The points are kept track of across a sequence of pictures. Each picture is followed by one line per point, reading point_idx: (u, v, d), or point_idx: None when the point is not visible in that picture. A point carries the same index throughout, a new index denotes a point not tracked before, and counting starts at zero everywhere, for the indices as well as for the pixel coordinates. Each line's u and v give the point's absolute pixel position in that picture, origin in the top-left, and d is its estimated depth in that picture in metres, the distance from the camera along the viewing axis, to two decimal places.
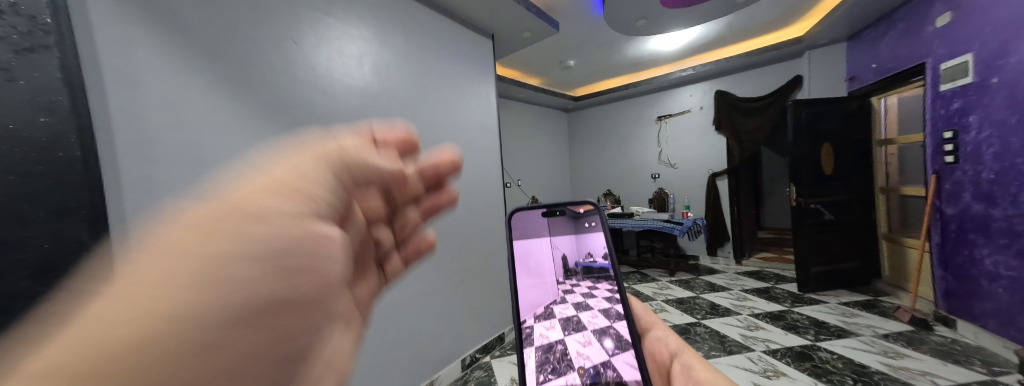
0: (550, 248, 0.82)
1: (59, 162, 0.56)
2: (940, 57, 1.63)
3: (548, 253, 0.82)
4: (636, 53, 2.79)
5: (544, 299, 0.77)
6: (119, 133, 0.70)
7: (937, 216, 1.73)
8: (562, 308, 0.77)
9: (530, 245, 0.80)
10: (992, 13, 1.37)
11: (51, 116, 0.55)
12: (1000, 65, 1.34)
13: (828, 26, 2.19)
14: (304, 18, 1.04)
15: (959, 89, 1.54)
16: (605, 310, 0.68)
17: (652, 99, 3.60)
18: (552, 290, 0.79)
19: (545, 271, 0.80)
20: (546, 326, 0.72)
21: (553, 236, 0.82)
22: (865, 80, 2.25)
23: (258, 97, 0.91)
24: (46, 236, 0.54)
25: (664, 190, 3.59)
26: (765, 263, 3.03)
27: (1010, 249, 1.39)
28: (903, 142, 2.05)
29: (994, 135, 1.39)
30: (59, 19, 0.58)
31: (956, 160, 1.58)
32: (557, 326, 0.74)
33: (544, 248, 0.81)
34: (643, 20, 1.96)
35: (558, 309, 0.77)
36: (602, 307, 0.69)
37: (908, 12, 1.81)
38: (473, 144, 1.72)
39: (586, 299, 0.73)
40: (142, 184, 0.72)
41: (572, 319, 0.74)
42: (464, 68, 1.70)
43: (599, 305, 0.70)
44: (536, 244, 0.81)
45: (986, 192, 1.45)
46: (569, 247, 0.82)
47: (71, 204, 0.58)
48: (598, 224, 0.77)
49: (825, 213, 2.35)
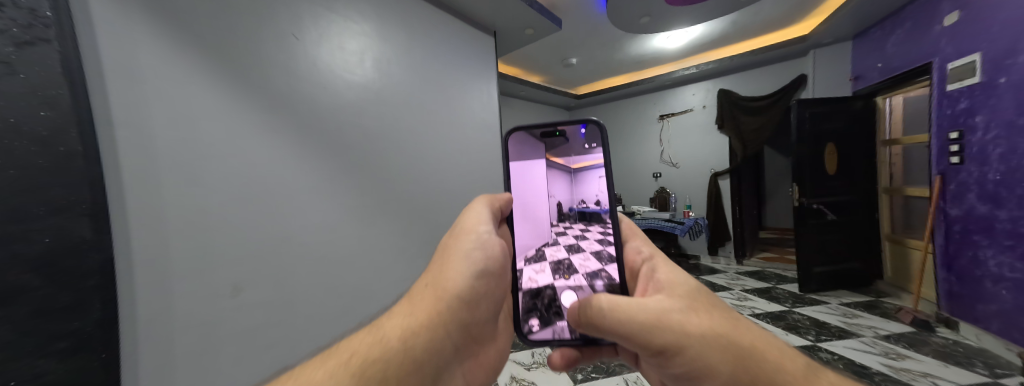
0: (546, 195, 0.77)
1: (58, 156, 0.57)
2: (948, 56, 1.61)
3: (543, 200, 0.77)
4: (639, 52, 2.78)
5: (535, 241, 0.74)
6: (119, 128, 0.69)
7: (940, 217, 1.71)
8: (553, 251, 0.74)
9: (528, 175, 0.77)
10: (1001, 12, 1.35)
11: (51, 109, 0.57)
12: (1009, 65, 1.33)
13: (833, 25, 2.17)
14: (305, 13, 1.04)
15: (965, 89, 1.52)
16: (597, 253, 0.69)
17: (655, 97, 3.58)
18: (544, 232, 0.76)
19: (540, 215, 0.76)
20: (535, 270, 0.69)
21: (549, 184, 0.78)
22: (870, 79, 2.23)
23: (257, 92, 0.92)
24: (49, 229, 0.56)
25: (665, 190, 3.57)
26: (765, 263, 3.02)
27: (1015, 251, 1.38)
28: (907, 142, 2.03)
29: (1001, 136, 1.38)
30: (59, 13, 0.60)
31: (961, 160, 1.57)
32: (547, 269, 0.71)
33: (539, 191, 0.77)
34: (647, 18, 1.95)
35: (550, 251, 0.74)
36: (594, 250, 0.70)
37: (915, 11, 1.79)
38: (475, 141, 1.73)
39: (578, 242, 0.73)
40: (143, 179, 0.71)
41: (563, 262, 0.72)
42: (465, 64, 1.69)
43: (591, 248, 0.71)
44: (532, 178, 0.77)
45: (991, 193, 1.44)
46: (565, 194, 0.78)
47: (72, 199, 0.59)
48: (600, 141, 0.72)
49: (828, 213, 2.34)
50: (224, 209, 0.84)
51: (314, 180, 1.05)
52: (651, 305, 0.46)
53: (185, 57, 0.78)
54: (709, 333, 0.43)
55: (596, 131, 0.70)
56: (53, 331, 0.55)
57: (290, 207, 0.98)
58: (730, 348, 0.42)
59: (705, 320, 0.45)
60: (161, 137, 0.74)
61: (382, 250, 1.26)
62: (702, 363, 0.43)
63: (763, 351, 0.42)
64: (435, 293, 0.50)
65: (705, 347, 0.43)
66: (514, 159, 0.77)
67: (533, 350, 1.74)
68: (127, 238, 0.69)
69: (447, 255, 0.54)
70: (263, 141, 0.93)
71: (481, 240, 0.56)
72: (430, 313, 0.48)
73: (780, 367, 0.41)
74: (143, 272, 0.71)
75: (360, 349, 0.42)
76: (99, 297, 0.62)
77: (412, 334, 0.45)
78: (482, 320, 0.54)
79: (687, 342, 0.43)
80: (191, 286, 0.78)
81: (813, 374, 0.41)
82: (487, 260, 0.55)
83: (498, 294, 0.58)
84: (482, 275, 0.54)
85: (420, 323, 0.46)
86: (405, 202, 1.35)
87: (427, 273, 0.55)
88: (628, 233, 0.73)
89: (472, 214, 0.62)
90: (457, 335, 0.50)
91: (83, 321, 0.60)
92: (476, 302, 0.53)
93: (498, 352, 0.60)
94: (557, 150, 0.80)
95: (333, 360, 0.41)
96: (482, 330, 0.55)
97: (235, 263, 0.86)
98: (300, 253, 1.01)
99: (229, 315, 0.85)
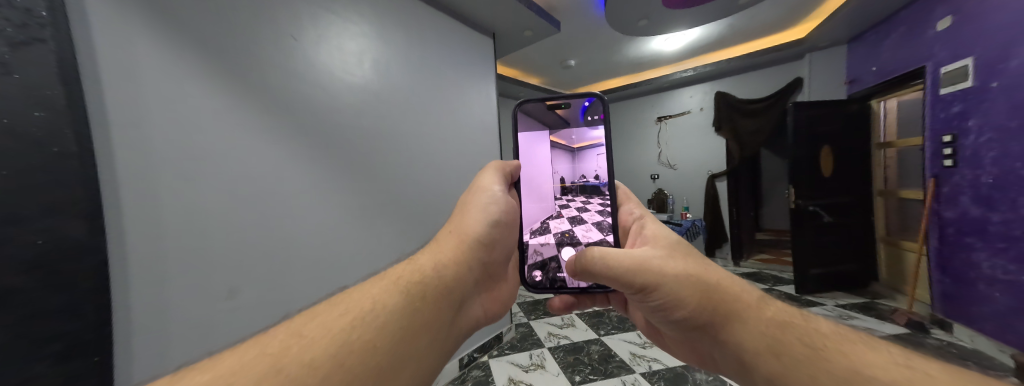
0: (551, 171, 0.96)
1: (53, 156, 0.57)
2: (941, 60, 1.63)
3: (550, 176, 0.95)
4: (637, 54, 2.79)
5: (542, 214, 0.91)
6: (115, 129, 0.68)
7: (934, 219, 1.73)
8: (557, 223, 0.90)
9: (536, 152, 0.94)
10: (993, 17, 1.37)
11: (45, 110, 0.57)
12: (1001, 69, 1.35)
13: (829, 28, 2.19)
14: (304, 15, 1.04)
15: (959, 93, 1.54)
16: (598, 224, 0.86)
17: (653, 99, 3.59)
18: (550, 206, 0.92)
19: (546, 191, 0.93)
20: (540, 243, 0.85)
21: (554, 164, 0.97)
22: (865, 82, 2.26)
23: (257, 92, 0.92)
24: (43, 231, 0.55)
25: (663, 191, 3.59)
26: (762, 264, 3.03)
27: (1008, 253, 1.39)
28: (902, 145, 2.04)
29: (994, 139, 1.39)
30: (54, 12, 0.60)
31: (954, 163, 1.58)
32: (552, 241, 0.87)
33: (545, 167, 0.95)
34: (645, 20, 1.96)
35: (554, 224, 0.90)
36: (595, 222, 0.86)
37: (909, 15, 1.81)
38: (473, 142, 1.72)
39: (580, 214, 0.89)
40: (139, 180, 0.71)
41: (567, 232, 0.88)
42: (464, 66, 1.69)
43: (593, 219, 0.87)
44: (540, 154, 0.95)
45: (985, 196, 1.45)
46: (567, 170, 0.98)
47: (67, 200, 0.59)
48: (599, 119, 0.93)
49: (824, 215, 2.35)
50: (221, 209, 0.84)
51: (311, 181, 1.04)
52: (636, 254, 0.60)
53: (184, 53, 0.78)
54: (680, 273, 0.57)
55: (599, 104, 0.91)
56: (48, 332, 0.55)
57: (288, 208, 0.98)
58: (698, 285, 0.55)
59: (677, 264, 0.58)
60: (156, 137, 0.74)
61: (380, 252, 1.26)
62: (675, 296, 0.56)
63: (725, 287, 0.54)
64: (459, 236, 0.61)
65: (677, 284, 0.56)
66: (526, 132, 0.93)
67: (531, 352, 1.73)
68: (121, 239, 0.69)
69: (466, 209, 0.67)
70: (260, 142, 0.92)
71: (494, 197, 0.69)
72: (458, 248, 0.59)
73: (738, 298, 0.52)
74: (138, 273, 0.71)
75: (405, 272, 0.50)
76: (93, 299, 0.62)
77: (446, 263, 0.55)
78: (495, 262, 0.67)
79: (663, 279, 0.57)
80: (186, 288, 0.78)
81: (763, 303, 0.51)
82: (501, 212, 0.68)
83: (507, 243, 0.71)
84: (497, 223, 0.67)
85: (452, 256, 0.57)
86: (403, 203, 1.35)
87: (448, 224, 0.66)
88: (622, 199, 0.90)
89: (484, 178, 0.75)
90: (477, 269, 0.61)
91: (77, 323, 0.59)
92: (491, 245, 0.65)
93: (505, 293, 0.72)
94: (559, 131, 0.99)
95: (385, 279, 0.48)
96: (494, 271, 0.68)
97: (232, 265, 0.86)
98: (297, 255, 1.00)
99: (226, 317, 0.85)
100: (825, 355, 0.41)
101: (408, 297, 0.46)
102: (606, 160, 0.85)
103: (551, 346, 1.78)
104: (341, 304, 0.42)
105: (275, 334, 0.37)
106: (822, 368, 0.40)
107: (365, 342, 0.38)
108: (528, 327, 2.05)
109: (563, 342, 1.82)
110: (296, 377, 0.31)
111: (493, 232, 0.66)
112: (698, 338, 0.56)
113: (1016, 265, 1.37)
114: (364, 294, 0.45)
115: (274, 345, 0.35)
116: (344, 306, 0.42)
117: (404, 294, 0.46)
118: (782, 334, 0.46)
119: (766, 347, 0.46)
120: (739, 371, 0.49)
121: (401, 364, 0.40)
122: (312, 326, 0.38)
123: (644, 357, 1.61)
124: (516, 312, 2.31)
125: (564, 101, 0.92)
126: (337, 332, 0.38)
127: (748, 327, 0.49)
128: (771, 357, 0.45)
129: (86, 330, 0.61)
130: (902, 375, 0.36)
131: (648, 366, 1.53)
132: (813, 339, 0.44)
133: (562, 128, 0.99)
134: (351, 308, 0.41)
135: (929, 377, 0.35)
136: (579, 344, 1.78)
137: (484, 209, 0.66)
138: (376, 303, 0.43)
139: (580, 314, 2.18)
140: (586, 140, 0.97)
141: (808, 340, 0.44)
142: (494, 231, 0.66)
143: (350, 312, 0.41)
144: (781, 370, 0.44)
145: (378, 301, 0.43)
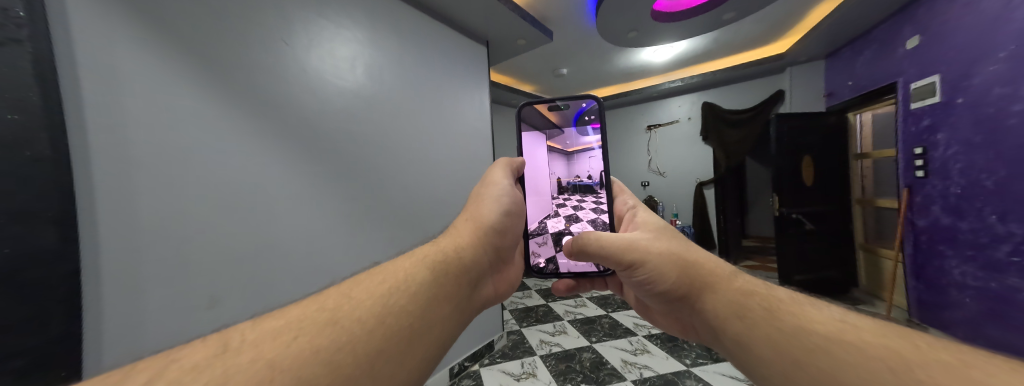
0: (549, 172, 0.97)
1: (22, 161, 0.55)
2: (910, 77, 1.72)
3: (546, 176, 0.96)
4: (628, 64, 2.85)
5: (540, 214, 0.89)
6: (94, 132, 0.66)
7: (908, 227, 1.80)
8: (554, 222, 0.89)
9: (536, 154, 0.96)
10: (957, 37, 1.46)
11: (17, 112, 0.55)
12: (965, 86, 1.43)
13: (808, 43, 2.29)
14: (294, 18, 1.03)
15: (927, 108, 1.62)
16: (592, 220, 0.85)
17: (643, 108, 3.66)
18: (547, 206, 0.91)
19: (542, 190, 0.93)
20: (538, 243, 0.84)
21: (551, 165, 0.98)
22: (842, 96, 2.36)
23: (247, 94, 0.91)
24: (10, 238, 0.53)
25: (653, 198, 3.64)
26: (750, 271, 3.08)
27: (976, 260, 1.45)
28: (877, 156, 2.12)
29: (961, 152, 1.47)
30: (31, 11, 0.59)
31: (926, 174, 1.66)
32: (548, 242, 0.86)
33: (543, 168, 0.96)
34: (634, 32, 2.02)
35: (551, 223, 0.89)
36: (589, 218, 0.86)
37: (880, 34, 1.91)
38: (464, 149, 1.72)
39: (576, 212, 0.89)
40: (117, 185, 0.69)
41: (563, 230, 0.88)
42: (457, 73, 1.71)
43: (587, 217, 0.87)
44: (539, 156, 0.97)
45: (954, 205, 1.53)
46: (563, 171, 0.98)
47: (37, 208, 0.56)
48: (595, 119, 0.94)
49: (807, 223, 2.42)
50: (205, 214, 0.82)
51: (299, 185, 1.02)
52: (626, 236, 0.65)
53: (173, 50, 0.77)
54: (665, 253, 0.61)
55: (595, 105, 0.92)
56: (9, 346, 0.52)
57: (273, 212, 0.96)
58: (679, 262, 0.59)
59: (664, 245, 0.63)
60: (137, 138, 0.72)
61: (369, 258, 1.24)
62: (658, 272, 0.60)
63: (701, 263, 0.58)
64: (474, 223, 0.62)
65: (660, 261, 0.60)
66: (527, 134, 0.96)
67: (523, 360, 1.72)
68: (96, 246, 0.66)
69: (481, 199, 0.68)
70: (247, 141, 0.91)
71: (506, 189, 0.69)
72: (475, 233, 0.60)
73: (712, 273, 0.56)
74: (112, 280, 0.68)
75: (430, 252, 0.51)
76: (61, 309, 0.59)
77: (465, 246, 0.56)
78: (508, 248, 0.68)
79: (649, 257, 0.61)
80: (164, 295, 0.75)
81: (733, 276, 0.55)
82: (514, 203, 0.68)
83: (518, 231, 0.72)
84: (511, 212, 0.67)
85: (470, 239, 0.58)
86: (395, 209, 1.34)
87: (464, 212, 0.67)
88: (616, 192, 0.92)
89: (494, 172, 0.75)
90: (491, 252, 0.62)
91: (45, 335, 0.56)
92: (504, 234, 0.66)
93: (515, 276, 0.72)
94: (556, 136, 1.01)
95: (412, 256, 0.50)
96: (507, 255, 0.69)
97: (211, 271, 0.83)
98: (281, 260, 0.98)
99: (205, 326, 0.82)
100: (779, 315, 0.44)
101: (435, 271, 0.48)
102: (601, 162, 0.87)
103: (543, 354, 1.77)
104: (379, 274, 0.44)
105: (328, 294, 0.39)
106: (773, 325, 0.44)
107: (401, 306, 0.40)
108: (519, 335, 2.04)
109: (555, 350, 1.81)
110: (350, 330, 0.34)
111: (508, 220, 0.66)
112: (679, 309, 0.60)
113: (983, 272, 1.43)
114: (396, 267, 0.46)
115: (328, 302, 0.38)
116: (382, 276, 0.44)
117: (431, 270, 0.47)
118: (746, 300, 0.49)
119: (732, 312, 0.49)
120: (711, 337, 0.53)
121: (430, 329, 0.41)
122: (358, 289, 0.41)
123: (635, 364, 1.61)
124: (508, 319, 2.29)
125: (561, 102, 0.94)
126: (376, 297, 0.39)
127: (718, 296, 0.52)
128: (736, 320, 0.48)
129: (53, 341, 0.58)
130: (835, 327, 0.39)
131: (639, 373, 1.53)
132: (771, 303, 0.47)
133: (557, 133, 1.01)
134: (388, 277, 0.44)
135: (857, 328, 0.38)
136: (570, 352, 1.77)
137: (500, 198, 0.67)
138: (407, 275, 0.45)
139: (572, 322, 2.18)
140: (579, 144, 0.97)
141: (766, 303, 0.47)
142: (509, 219, 0.67)
143: (388, 281, 0.43)
144: (742, 329, 0.47)
145: (409, 273, 0.45)
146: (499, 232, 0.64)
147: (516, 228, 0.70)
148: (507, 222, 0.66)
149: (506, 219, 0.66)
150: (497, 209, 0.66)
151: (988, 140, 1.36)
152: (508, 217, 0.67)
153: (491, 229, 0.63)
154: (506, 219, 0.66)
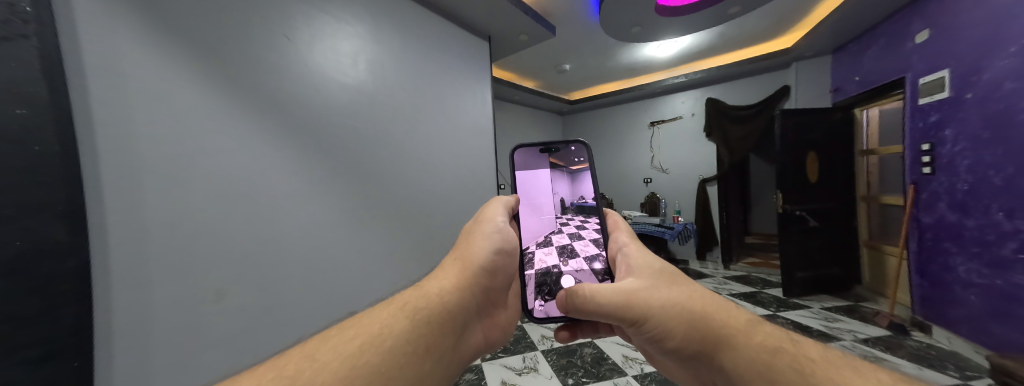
0: (552, 193, 0.95)
1: (34, 155, 0.56)
2: (919, 72, 1.69)
3: (549, 197, 0.94)
4: (630, 59, 2.83)
5: (544, 230, 0.89)
6: (100, 128, 0.67)
7: (914, 225, 1.79)
8: (559, 237, 0.88)
9: (533, 180, 0.95)
10: (966, 32, 1.44)
11: (26, 107, 0.55)
12: (974, 81, 1.41)
13: (814, 39, 2.26)
14: (298, 15, 1.04)
15: (936, 103, 1.60)
16: (595, 240, 0.83)
17: (646, 104, 3.65)
18: (550, 223, 0.91)
19: (545, 209, 0.92)
20: (545, 252, 0.84)
21: (554, 186, 0.96)
22: (848, 91, 2.34)
23: (252, 96, 0.92)
24: (19, 231, 0.53)
25: (656, 194, 3.64)
26: (751, 267, 3.07)
27: (982, 257, 1.44)
28: (883, 152, 2.11)
29: (969, 148, 1.45)
30: (37, 8, 0.58)
31: (932, 171, 1.64)
32: (554, 252, 0.85)
33: (545, 189, 0.94)
34: (638, 27, 2.00)
35: (556, 238, 0.88)
36: (593, 238, 0.84)
37: (889, 29, 1.88)
38: (465, 143, 1.70)
39: (579, 230, 0.87)
40: (123, 181, 0.70)
41: (567, 246, 0.86)
42: (458, 66, 1.69)
43: (591, 236, 0.84)
44: (539, 180, 0.95)
45: (960, 202, 1.51)
46: (567, 192, 0.95)
47: (46, 201, 0.57)
48: (586, 161, 0.92)
49: (810, 220, 2.41)
50: (214, 211, 0.84)
51: (302, 182, 1.03)
52: (623, 287, 0.54)
53: (179, 57, 0.78)
54: (670, 303, 0.52)
55: (582, 148, 0.93)
56: (22, 338, 0.53)
57: (274, 209, 0.96)
58: (686, 313, 0.51)
59: (665, 294, 0.53)
60: (142, 135, 0.73)
61: (373, 254, 1.24)
62: (667, 329, 0.51)
63: (710, 312, 0.50)
64: (463, 263, 0.61)
65: (666, 314, 0.51)
66: (520, 171, 0.94)
67: (524, 355, 1.73)
68: (105, 242, 0.68)
69: (471, 236, 0.67)
70: (251, 141, 0.91)
71: (499, 226, 0.69)
72: (461, 274, 0.59)
73: (726, 324, 0.48)
74: (120, 275, 0.69)
75: (410, 299, 0.52)
76: (72, 302, 0.60)
77: (451, 289, 0.56)
78: (500, 287, 0.66)
79: (653, 312, 0.52)
80: (169, 292, 0.76)
81: (752, 327, 0.48)
82: (507, 240, 0.67)
83: (512, 269, 0.70)
84: (502, 249, 0.66)
85: (456, 281, 0.58)
86: (397, 204, 1.34)
87: (454, 250, 0.66)
88: (612, 228, 0.83)
89: (490, 208, 0.75)
90: (482, 295, 0.61)
91: (56, 329, 0.57)
92: (496, 277, 0.64)
93: (510, 319, 0.69)
94: (557, 154, 0.98)
95: (392, 305, 0.50)
96: (499, 297, 0.66)
97: (215, 267, 0.84)
98: (286, 255, 0.99)
99: (209, 322, 0.83)
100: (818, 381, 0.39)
101: (414, 321, 0.48)
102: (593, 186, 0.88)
103: (544, 349, 1.78)
104: (351, 328, 0.45)
105: (292, 355, 0.40)
106: None
107: (372, 368, 0.40)
108: (521, 330, 2.05)
109: (556, 345, 1.82)
110: None
111: (502, 260, 0.66)
112: (693, 367, 0.51)
113: (989, 269, 1.42)
114: (372, 320, 0.47)
115: (290, 368, 0.38)
116: (354, 331, 0.45)
117: (409, 320, 0.48)
118: (773, 360, 0.43)
119: (761, 377, 0.43)
120: None
121: None
122: (325, 350, 0.41)
123: (636, 360, 1.62)
124: None
125: (553, 146, 0.96)
126: (344, 359, 0.40)
127: (740, 356, 0.45)
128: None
129: (64, 334, 0.59)
130: None
131: (640, 368, 1.54)
132: (805, 366, 0.42)
133: (558, 153, 0.98)
134: (359, 333, 0.44)
135: None
136: (571, 347, 1.78)
137: (494, 236, 0.67)
138: (382, 328, 0.46)
139: None
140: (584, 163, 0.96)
141: (798, 365, 0.42)
142: (503, 258, 0.66)
143: (359, 338, 0.44)
144: None
145: (385, 327, 0.46)
146: (491, 275, 0.63)
147: (510, 267, 0.68)
148: (499, 264, 0.65)
149: (500, 260, 0.65)
150: (489, 250, 0.65)
151: (997, 136, 1.34)
152: (502, 257, 0.66)
153: (483, 271, 0.62)
154: (500, 260, 0.65)
